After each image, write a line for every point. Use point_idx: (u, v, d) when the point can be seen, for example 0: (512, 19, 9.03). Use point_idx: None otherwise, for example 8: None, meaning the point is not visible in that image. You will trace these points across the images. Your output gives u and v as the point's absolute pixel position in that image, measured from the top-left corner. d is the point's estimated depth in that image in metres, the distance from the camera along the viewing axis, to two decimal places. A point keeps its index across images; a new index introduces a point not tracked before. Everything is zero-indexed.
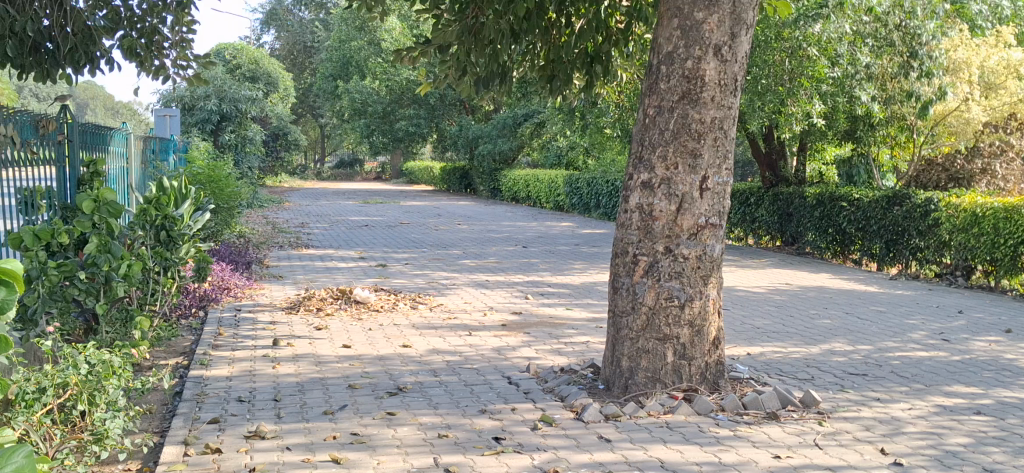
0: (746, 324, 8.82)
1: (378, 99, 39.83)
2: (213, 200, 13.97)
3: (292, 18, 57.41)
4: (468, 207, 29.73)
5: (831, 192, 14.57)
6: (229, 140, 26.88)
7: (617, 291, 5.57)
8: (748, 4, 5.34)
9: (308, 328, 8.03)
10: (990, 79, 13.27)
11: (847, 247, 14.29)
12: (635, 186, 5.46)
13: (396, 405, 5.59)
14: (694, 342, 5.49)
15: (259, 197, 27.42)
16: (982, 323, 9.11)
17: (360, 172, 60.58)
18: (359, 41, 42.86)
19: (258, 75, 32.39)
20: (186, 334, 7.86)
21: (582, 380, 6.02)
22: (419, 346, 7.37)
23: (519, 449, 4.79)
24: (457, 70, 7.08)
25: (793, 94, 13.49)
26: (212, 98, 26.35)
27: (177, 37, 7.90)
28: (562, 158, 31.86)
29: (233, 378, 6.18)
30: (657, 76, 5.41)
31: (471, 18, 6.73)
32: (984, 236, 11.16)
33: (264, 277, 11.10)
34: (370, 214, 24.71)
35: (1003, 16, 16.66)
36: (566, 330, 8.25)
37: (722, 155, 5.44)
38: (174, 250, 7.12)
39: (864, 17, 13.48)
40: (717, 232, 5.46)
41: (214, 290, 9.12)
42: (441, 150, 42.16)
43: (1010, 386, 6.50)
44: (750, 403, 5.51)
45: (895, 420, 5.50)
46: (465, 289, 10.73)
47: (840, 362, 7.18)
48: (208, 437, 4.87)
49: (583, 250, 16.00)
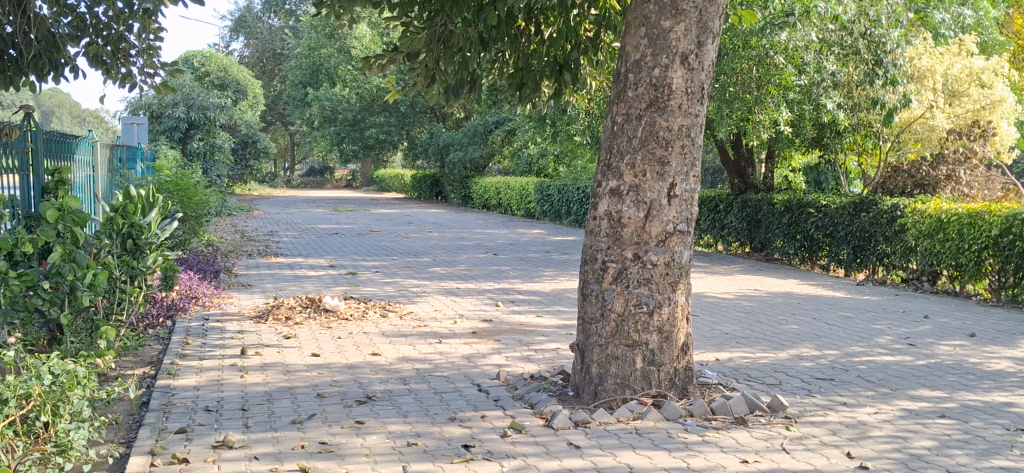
0: (715, 330, 8.87)
1: (349, 106, 39.69)
2: (181, 209, 13.88)
3: (261, 25, 57.19)
4: (440, 215, 29.74)
5: (799, 200, 14.71)
6: (197, 148, 26.70)
7: (586, 297, 5.59)
8: (715, 12, 5.39)
9: (277, 336, 8.00)
10: (953, 87, 13.61)
11: (815, 253, 14.43)
12: (603, 193, 5.51)
13: (365, 414, 5.58)
14: (663, 349, 5.52)
15: (228, 205, 27.27)
16: (947, 328, 9.23)
17: (330, 180, 60.56)
18: (329, 48, 42.74)
19: (227, 82, 32.25)
20: (153, 344, 7.80)
21: (552, 386, 6.05)
22: (389, 354, 7.36)
23: (489, 456, 4.80)
24: (425, 78, 7.01)
25: (760, 102, 13.70)
26: (180, 105, 26.29)
27: (144, 45, 7.85)
28: (533, 166, 31.89)
29: (201, 388, 6.14)
30: (625, 84, 5.45)
31: (440, 26, 6.75)
32: (950, 241, 11.33)
33: (232, 286, 11.03)
34: (339, 222, 24.64)
35: (965, 23, 16.87)
36: (536, 337, 8.27)
37: (690, 162, 5.48)
38: (140, 259, 7.09)
39: (830, 26, 13.59)
40: (685, 239, 5.50)
41: (181, 300, 9.05)
42: (411, 158, 42.08)
43: (974, 389, 6.60)
44: (718, 408, 5.56)
45: (862, 424, 5.56)
46: (435, 296, 10.73)
47: (808, 367, 7.26)
48: (174, 447, 4.84)
49: (554, 257, 16.04)
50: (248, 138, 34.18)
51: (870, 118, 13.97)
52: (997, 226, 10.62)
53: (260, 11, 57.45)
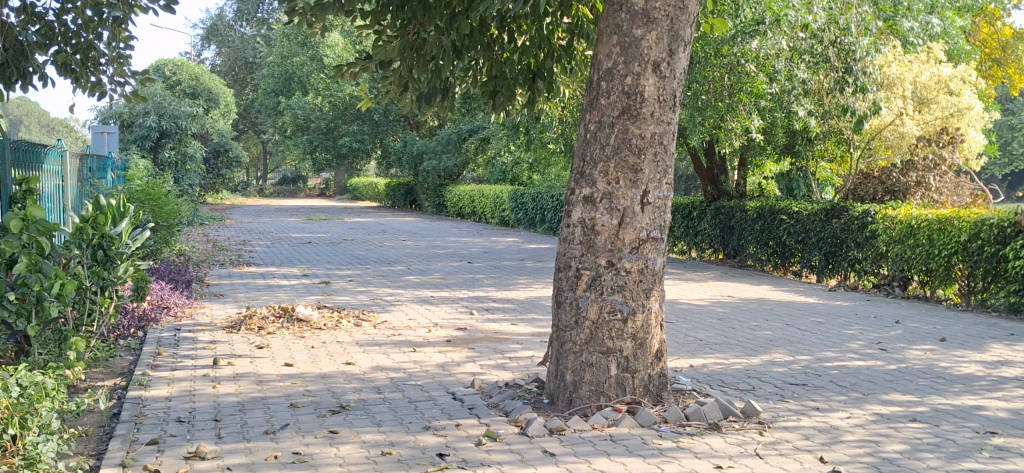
0: (689, 337, 8.90)
1: (321, 114, 39.58)
2: (152, 219, 13.76)
3: (232, 34, 56.86)
4: (414, 224, 29.71)
5: (771, 206, 14.81)
6: (168, 158, 26.49)
7: (561, 305, 5.59)
8: (686, 21, 5.43)
9: (250, 346, 7.94)
10: (922, 93, 14.01)
11: (787, 259, 14.53)
12: (577, 201, 5.52)
13: (338, 424, 5.55)
14: (638, 355, 5.53)
15: (200, 214, 27.10)
16: (918, 333, 9.32)
17: (303, 188, 60.41)
18: (302, 56, 42.60)
19: (199, 91, 32.11)
20: (124, 355, 7.72)
21: (526, 394, 6.04)
22: (363, 363, 7.32)
23: (463, 465, 4.78)
24: (398, 86, 7.13)
25: (732, 110, 13.86)
26: (151, 115, 26.12)
27: (114, 54, 7.78)
28: (507, 174, 31.93)
29: (173, 399, 6.09)
30: (598, 92, 5.47)
31: (412, 34, 6.77)
32: (920, 247, 11.45)
33: (204, 296, 10.95)
34: (312, 231, 24.54)
35: (931, 32, 17.08)
36: (511, 345, 8.27)
37: (663, 169, 5.51)
38: (111, 270, 7.02)
39: (800, 34, 13.64)
40: (659, 246, 5.53)
41: (153, 310, 8.97)
42: (385, 167, 41.99)
43: (945, 393, 6.67)
44: (692, 414, 5.58)
45: (835, 429, 5.60)
46: (409, 305, 10.70)
47: (781, 373, 7.29)
48: (146, 459, 4.79)
49: (528, 265, 16.04)
50: (220, 147, 33.97)
51: (841, 125, 14.12)
52: (965, 231, 10.74)
53: (231, 19, 57.16)
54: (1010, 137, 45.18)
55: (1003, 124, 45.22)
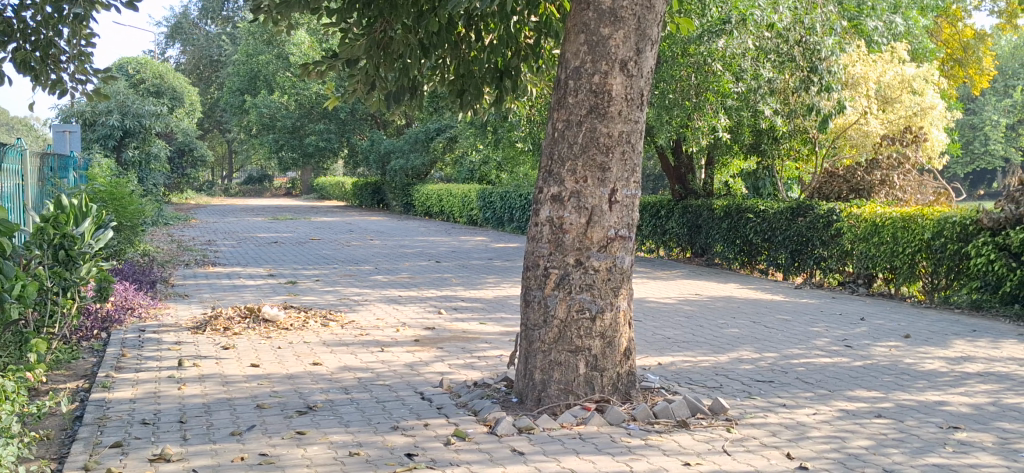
0: (658, 335, 8.93)
1: (287, 113, 39.32)
2: (116, 219, 13.60)
3: (197, 32, 56.33)
4: (381, 223, 29.74)
5: (738, 205, 14.92)
6: (131, 157, 26.19)
7: (529, 304, 5.58)
8: (653, 20, 5.44)
9: (215, 347, 7.86)
10: (884, 93, 14.23)
11: (754, 258, 14.65)
12: (545, 199, 5.51)
13: (305, 424, 5.50)
14: (606, 353, 5.54)
15: (164, 214, 26.83)
16: (882, 330, 9.41)
17: (269, 188, 60.11)
18: (267, 55, 42.35)
19: (163, 89, 31.84)
20: (87, 356, 7.61)
21: (495, 393, 6.02)
22: (330, 363, 7.28)
23: (432, 465, 4.76)
24: (365, 84, 7.01)
25: (699, 109, 13.96)
26: (114, 113, 25.80)
27: (75, 51, 7.66)
28: (475, 173, 31.90)
29: (137, 400, 6.00)
30: (565, 90, 5.46)
31: (379, 32, 6.71)
32: (885, 245, 11.57)
33: (169, 297, 10.83)
34: (278, 231, 24.39)
35: (895, 32, 17.22)
36: (479, 344, 8.25)
37: (631, 168, 5.52)
38: (74, 270, 6.95)
39: (766, 33, 13.73)
40: (626, 244, 5.54)
41: (117, 311, 8.85)
42: (352, 166, 41.77)
43: (909, 389, 6.74)
44: (661, 412, 5.59)
45: (801, 425, 5.64)
46: (376, 305, 10.65)
47: (748, 370, 7.34)
48: (109, 462, 4.72)
49: (495, 264, 16.02)
50: (185, 146, 33.61)
51: (806, 125, 14.25)
52: (929, 229, 10.85)
53: (196, 17, 56.62)
54: (972, 136, 46.04)
55: (964, 124, 46.10)
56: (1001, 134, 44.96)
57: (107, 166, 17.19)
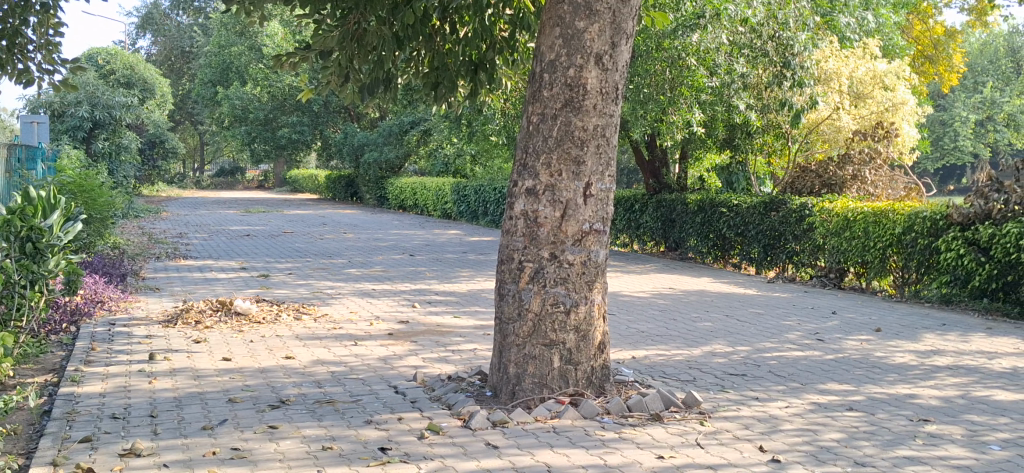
0: (631, 328, 8.95)
1: (260, 105, 39.02)
2: (85, 211, 13.43)
3: (168, 23, 55.82)
4: (355, 216, 29.57)
5: (711, 199, 14.98)
6: (102, 148, 25.89)
7: (503, 297, 5.57)
8: (628, 14, 5.43)
9: (187, 341, 7.78)
10: (858, 89, 14.36)
11: (727, 252, 14.74)
12: (520, 193, 5.49)
13: (278, 419, 5.46)
14: (581, 347, 5.53)
15: (135, 206, 26.56)
16: (854, 323, 9.48)
17: (241, 180, 59.73)
18: (239, 46, 42.04)
19: (134, 80, 31.58)
20: (55, 350, 7.51)
21: (469, 387, 6.00)
22: (303, 357, 7.22)
23: (406, 459, 4.74)
24: (339, 77, 6.95)
25: (673, 103, 14.00)
26: (83, 104, 25.54)
27: (42, 40, 7.55)
28: (449, 166, 31.86)
29: (107, 394, 5.93)
30: (540, 83, 5.44)
31: (353, 24, 6.67)
32: (856, 239, 11.66)
33: (140, 290, 10.72)
34: (250, 223, 24.32)
35: (867, 28, 17.34)
36: (452, 338, 8.22)
37: (606, 162, 5.51)
38: (41, 263, 6.86)
39: (740, 28, 13.73)
40: (601, 238, 5.54)
41: (86, 304, 8.75)
42: (325, 159, 41.55)
43: (880, 382, 6.80)
44: (634, 405, 5.61)
45: (773, 418, 5.67)
46: (349, 298, 10.59)
47: (721, 363, 7.37)
48: (78, 457, 4.65)
49: (469, 257, 15.98)
50: (156, 138, 33.28)
51: (780, 120, 14.32)
52: (900, 224, 10.94)
53: (167, 8, 56.10)
54: (942, 132, 46.53)
55: (934, 119, 46.61)
56: (970, 131, 45.51)
57: (76, 159, 17.00)
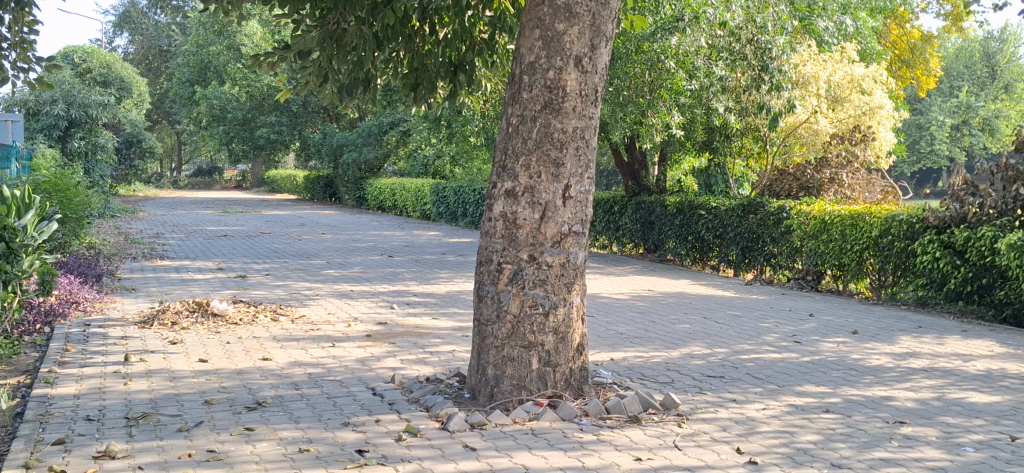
0: (610, 330, 8.95)
1: (238, 105, 38.76)
2: (61, 211, 13.29)
3: (146, 22, 55.44)
4: (333, 216, 29.44)
5: (690, 202, 15.04)
6: (78, 148, 25.68)
7: (482, 299, 5.56)
8: (608, 16, 5.43)
9: (162, 342, 7.72)
10: (836, 93, 14.53)
11: (706, 254, 14.79)
12: (499, 194, 5.48)
13: (255, 421, 5.43)
14: (559, 349, 5.53)
15: (111, 206, 26.31)
16: (831, 326, 9.54)
17: (218, 180, 59.39)
18: (217, 45, 41.81)
19: (110, 79, 31.33)
20: (29, 351, 7.42)
21: (448, 389, 5.99)
22: (280, 359, 7.18)
23: (384, 461, 4.72)
24: (317, 77, 6.94)
25: (652, 106, 14.06)
26: (59, 103, 25.30)
27: (16, 38, 7.46)
28: (428, 167, 31.80)
29: (81, 396, 5.87)
30: (519, 85, 5.43)
31: (332, 24, 6.62)
32: (833, 242, 11.72)
33: (115, 291, 10.62)
34: (227, 223, 24.18)
35: (846, 32, 17.47)
36: (431, 339, 8.20)
37: (585, 163, 5.52)
38: (14, 263, 6.73)
39: (718, 31, 13.85)
40: (580, 240, 5.54)
41: (61, 304, 8.66)
42: (304, 159, 41.36)
43: (857, 384, 6.84)
44: (613, 407, 5.60)
45: (750, 420, 5.69)
46: (327, 299, 10.54)
47: (698, 365, 7.39)
48: (51, 460, 4.60)
49: (448, 259, 15.93)
50: (133, 137, 33.03)
51: (758, 123, 14.27)
52: (876, 227, 11.01)
53: (144, 6, 55.70)
54: (919, 136, 46.95)
55: (910, 123, 47.02)
56: (947, 135, 45.91)
57: (50, 158, 16.83)
